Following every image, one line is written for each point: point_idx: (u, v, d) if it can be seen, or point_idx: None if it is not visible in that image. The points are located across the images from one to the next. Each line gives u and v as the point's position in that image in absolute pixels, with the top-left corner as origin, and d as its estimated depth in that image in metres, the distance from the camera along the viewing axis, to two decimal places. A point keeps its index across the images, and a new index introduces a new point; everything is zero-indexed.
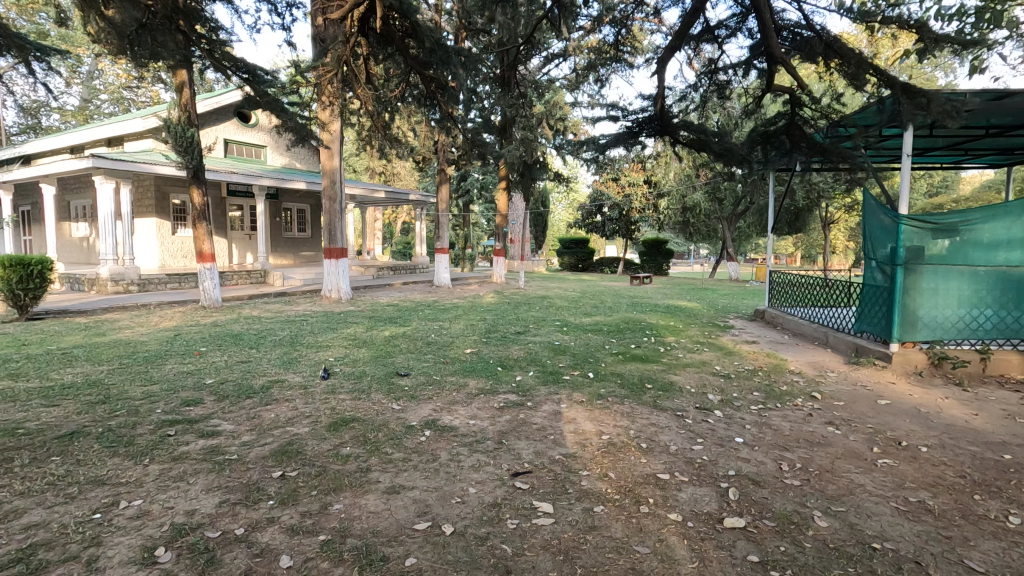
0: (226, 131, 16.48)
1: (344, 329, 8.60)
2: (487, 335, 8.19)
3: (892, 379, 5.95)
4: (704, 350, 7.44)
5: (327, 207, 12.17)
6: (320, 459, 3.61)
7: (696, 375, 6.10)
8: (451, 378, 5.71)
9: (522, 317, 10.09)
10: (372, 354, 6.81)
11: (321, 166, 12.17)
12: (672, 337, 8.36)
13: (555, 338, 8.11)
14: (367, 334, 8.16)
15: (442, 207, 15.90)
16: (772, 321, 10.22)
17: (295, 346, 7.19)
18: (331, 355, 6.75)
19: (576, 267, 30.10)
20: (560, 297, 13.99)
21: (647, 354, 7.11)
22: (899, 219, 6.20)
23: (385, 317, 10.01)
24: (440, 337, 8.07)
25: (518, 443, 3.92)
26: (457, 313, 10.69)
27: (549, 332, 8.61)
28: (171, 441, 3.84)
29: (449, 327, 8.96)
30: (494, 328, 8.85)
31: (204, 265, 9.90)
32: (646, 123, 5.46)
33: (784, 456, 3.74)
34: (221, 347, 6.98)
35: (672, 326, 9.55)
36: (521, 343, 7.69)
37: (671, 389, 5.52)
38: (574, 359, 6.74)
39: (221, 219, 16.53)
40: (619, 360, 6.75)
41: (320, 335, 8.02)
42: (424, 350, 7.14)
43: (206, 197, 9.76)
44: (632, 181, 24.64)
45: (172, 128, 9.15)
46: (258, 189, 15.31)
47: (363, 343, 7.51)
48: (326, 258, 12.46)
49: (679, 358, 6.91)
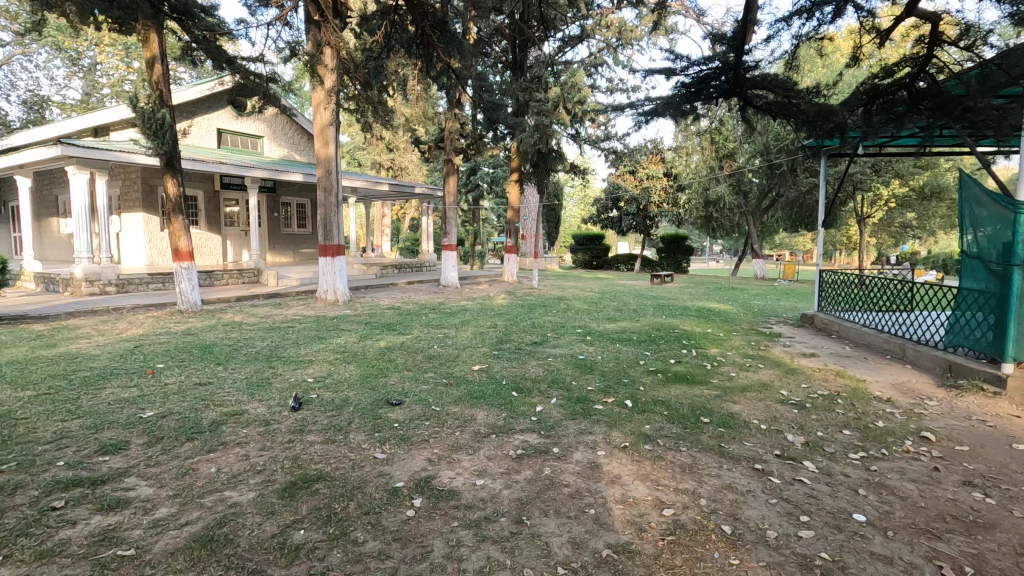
0: (220, 120, 15.52)
1: (336, 338, 7.48)
2: (499, 347, 7.02)
3: (1014, 410, 4.66)
4: (758, 367, 6.22)
5: (322, 200, 11.03)
6: (256, 556, 2.46)
7: (760, 403, 4.89)
8: (455, 409, 4.53)
9: (539, 322, 8.89)
10: (362, 373, 5.66)
11: (315, 154, 11.07)
12: (717, 349, 7.12)
13: (580, 350, 6.92)
14: (359, 345, 7.00)
15: (448, 202, 14.56)
16: (825, 328, 8.93)
17: (272, 362, 6.04)
18: (312, 374, 5.60)
19: (590, 264, 28.84)
20: (578, 299, 12.77)
21: (693, 372, 5.89)
22: (1017, 208, 4.96)
23: (384, 322, 8.87)
24: (445, 349, 6.91)
25: (545, 524, 2.74)
26: (465, 317, 9.53)
27: (572, 342, 7.40)
28: (51, 520, 2.69)
29: (456, 335, 7.78)
30: (507, 336, 7.68)
31: (181, 264, 8.80)
32: (711, 79, 4.36)
33: (941, 554, 2.52)
34: (183, 364, 5.84)
35: (710, 334, 8.30)
36: (540, 356, 6.51)
37: (735, 425, 4.33)
38: (606, 380, 5.54)
39: (214, 214, 15.52)
40: (660, 381, 5.55)
41: (307, 346, 6.90)
42: (425, 368, 5.98)
43: (181, 188, 8.64)
44: (650, 174, 22.98)
45: (141, 110, 8.04)
46: (251, 181, 14.21)
47: (355, 357, 6.36)
48: (321, 256, 11.27)
49: (733, 378, 5.69)
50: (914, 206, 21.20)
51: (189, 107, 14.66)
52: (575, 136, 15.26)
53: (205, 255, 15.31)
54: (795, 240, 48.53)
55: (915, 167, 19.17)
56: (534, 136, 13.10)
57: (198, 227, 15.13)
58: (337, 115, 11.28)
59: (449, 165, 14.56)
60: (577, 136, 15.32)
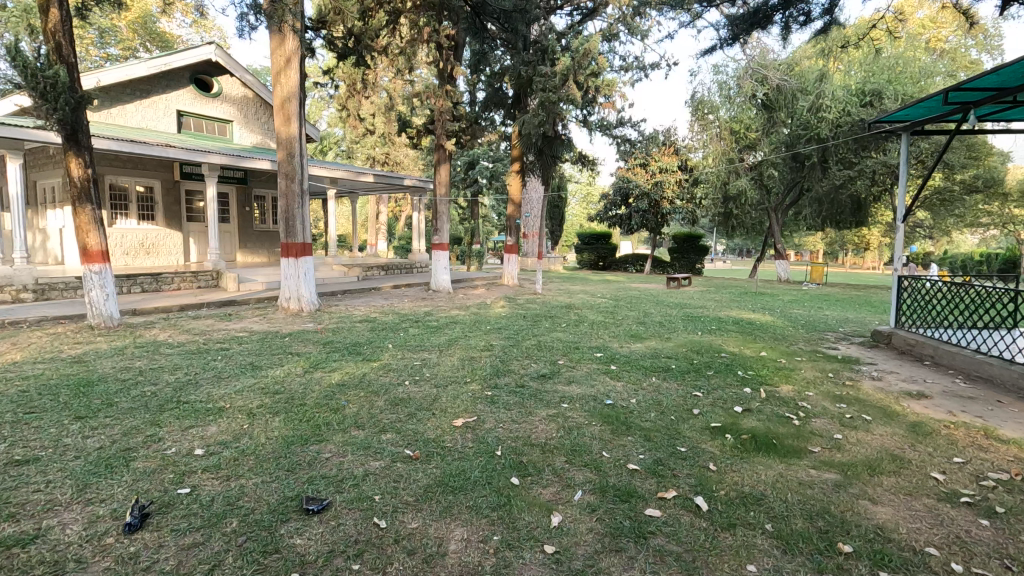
0: (179, 100, 13.67)
1: (279, 368, 5.58)
2: (496, 384, 5.13)
3: None
4: (864, 419, 4.34)
5: (284, 188, 9.12)
6: None
7: (916, 501, 3.02)
8: (412, 526, 2.65)
9: (546, 342, 6.99)
10: (286, 437, 3.76)
11: (275, 132, 9.08)
12: (790, 388, 5.22)
13: (606, 390, 5.04)
14: (303, 382, 5.09)
15: (440, 194, 12.70)
16: (910, 349, 7.00)
17: (163, 414, 4.13)
18: (209, 439, 3.69)
19: (596, 264, 27.01)
20: (589, 307, 10.93)
21: (777, 434, 3.99)
22: None
23: (350, 342, 6.95)
24: (421, 387, 5.04)
25: None
26: (454, 333, 7.66)
27: (594, 376, 5.47)
28: None
29: (438, 364, 5.86)
30: (504, 365, 5.77)
31: (91, 268, 6.90)
32: None
33: None
34: (26, 420, 3.94)
35: (768, 360, 6.42)
36: (551, 403, 4.61)
37: (902, 562, 2.46)
38: (652, 450, 3.66)
39: (174, 208, 13.68)
40: (735, 451, 3.68)
41: (230, 384, 4.99)
42: (385, 423, 4.10)
43: (89, 170, 6.75)
44: (663, 166, 20.90)
45: (27, 64, 6.14)
46: (210, 169, 12.30)
47: (292, 403, 4.47)
48: (283, 257, 9.34)
49: (841, 444, 3.81)
50: (954, 203, 19.31)
51: (142, 85, 12.86)
52: (585, 120, 13.33)
53: (162, 254, 13.45)
54: (806, 238, 46.53)
55: (962, 159, 17.28)
56: (539, 117, 11.51)
57: (154, 223, 13.30)
58: (303, 88, 9.29)
59: (440, 152, 12.59)
60: (587, 121, 13.45)
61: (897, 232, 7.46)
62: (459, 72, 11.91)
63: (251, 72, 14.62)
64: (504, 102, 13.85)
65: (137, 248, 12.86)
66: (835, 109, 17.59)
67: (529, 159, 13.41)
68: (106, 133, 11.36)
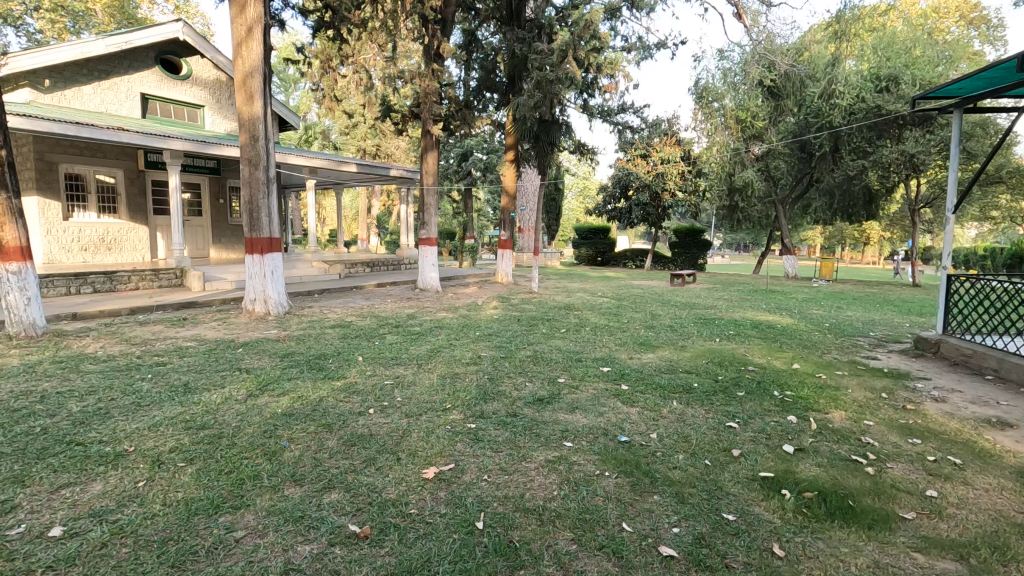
0: (144, 83, 12.56)
1: (216, 390, 4.55)
2: (482, 412, 4.13)
3: None
4: (954, 464, 3.36)
5: (247, 175, 8.08)
6: None
7: None
8: None
9: (544, 354, 5.99)
10: (189, 502, 2.76)
11: (237, 113, 8.04)
12: (844, 417, 4.23)
13: (618, 421, 4.03)
14: (240, 412, 4.07)
15: (426, 183, 11.64)
16: (966, 360, 5.99)
17: (34, 466, 3.10)
18: (76, 510, 2.66)
19: (594, 260, 26.06)
20: (590, 308, 9.93)
21: (851, 490, 3.00)
22: None
23: (313, 354, 5.92)
24: (388, 417, 4.03)
25: None
26: (438, 341, 6.67)
27: (602, 401, 4.45)
28: None
29: (413, 385, 4.83)
30: (493, 386, 4.73)
31: (7, 267, 5.86)
32: None
33: None
34: None
35: (805, 376, 5.44)
36: (551, 442, 3.60)
37: None
38: (690, 520, 2.67)
39: (139, 199, 12.61)
40: (803, 520, 2.69)
41: (146, 415, 3.95)
42: (331, 476, 3.11)
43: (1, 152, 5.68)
44: (665, 157, 20.12)
45: None
46: (173, 155, 11.21)
47: (215, 445, 3.44)
48: (247, 253, 8.31)
49: (940, 508, 2.83)
50: (971, 195, 18.38)
51: (100, 65, 11.76)
52: (585, 105, 12.40)
53: (126, 250, 12.37)
54: (806, 232, 45.69)
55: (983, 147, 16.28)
56: (534, 98, 10.40)
57: (117, 216, 12.24)
58: (268, 62, 8.24)
59: (426, 138, 11.55)
60: (588, 105, 12.45)
61: (946, 223, 6.46)
62: (446, 49, 10.88)
63: (224, 53, 13.53)
64: (497, 87, 12.93)
65: (97, 243, 11.81)
66: (849, 95, 16.66)
67: (524, 147, 12.41)
68: (56, 115, 10.27)
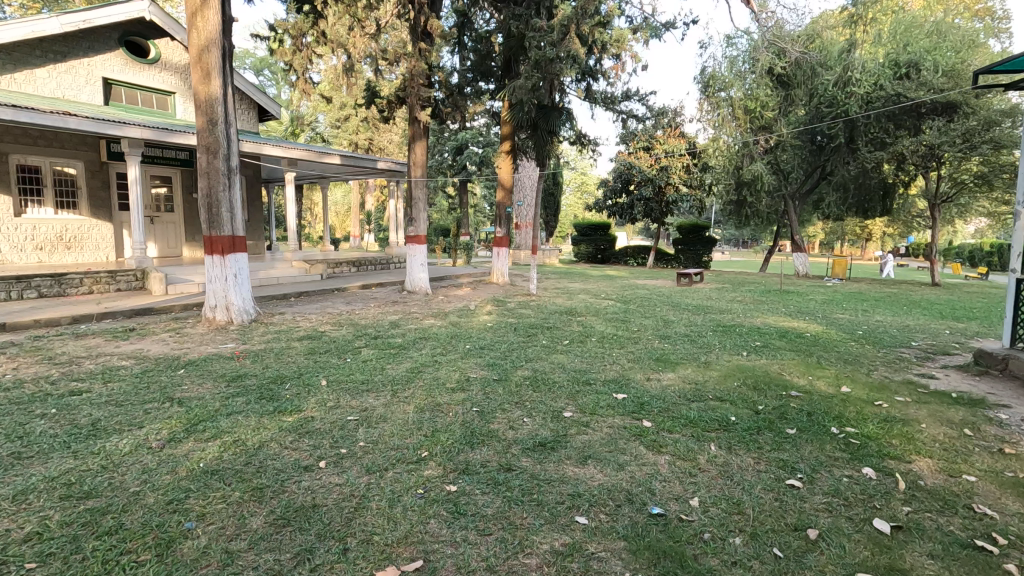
0: (107, 67, 11.52)
1: (129, 434, 3.56)
2: (467, 465, 3.17)
3: None
4: None
5: (204, 164, 7.07)
6: None
7: None
8: None
9: (545, 375, 5.02)
10: None
11: (193, 93, 7.02)
12: (933, 467, 3.28)
13: (644, 479, 3.07)
14: (146, 469, 3.08)
15: (414, 175, 10.62)
16: None
17: None
18: None
19: (594, 257, 25.11)
20: (594, 313, 8.96)
21: None
22: None
23: (268, 377, 4.92)
24: (343, 475, 3.05)
25: None
26: (421, 358, 5.70)
27: (620, 445, 3.50)
28: None
29: (383, 422, 3.86)
30: (483, 425, 3.77)
31: None
32: None
33: None
34: None
35: (864, 404, 4.47)
36: (558, 516, 2.65)
37: None
38: None
39: (102, 194, 11.58)
40: None
41: (18, 475, 2.97)
42: None
43: None
44: (670, 150, 19.09)
45: None
46: (135, 145, 10.20)
47: (90, 530, 2.47)
48: (206, 252, 7.30)
49: None
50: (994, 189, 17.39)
51: (56, 46, 10.75)
52: (587, 90, 11.43)
53: (88, 249, 11.35)
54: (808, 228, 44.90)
55: None
56: (531, 79, 9.39)
57: (77, 212, 11.22)
58: (228, 36, 7.22)
59: (415, 126, 10.57)
60: (591, 90, 11.47)
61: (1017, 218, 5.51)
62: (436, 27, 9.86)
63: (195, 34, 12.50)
64: (492, 73, 11.94)
65: (54, 241, 10.79)
66: (866, 83, 15.75)
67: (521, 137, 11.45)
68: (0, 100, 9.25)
